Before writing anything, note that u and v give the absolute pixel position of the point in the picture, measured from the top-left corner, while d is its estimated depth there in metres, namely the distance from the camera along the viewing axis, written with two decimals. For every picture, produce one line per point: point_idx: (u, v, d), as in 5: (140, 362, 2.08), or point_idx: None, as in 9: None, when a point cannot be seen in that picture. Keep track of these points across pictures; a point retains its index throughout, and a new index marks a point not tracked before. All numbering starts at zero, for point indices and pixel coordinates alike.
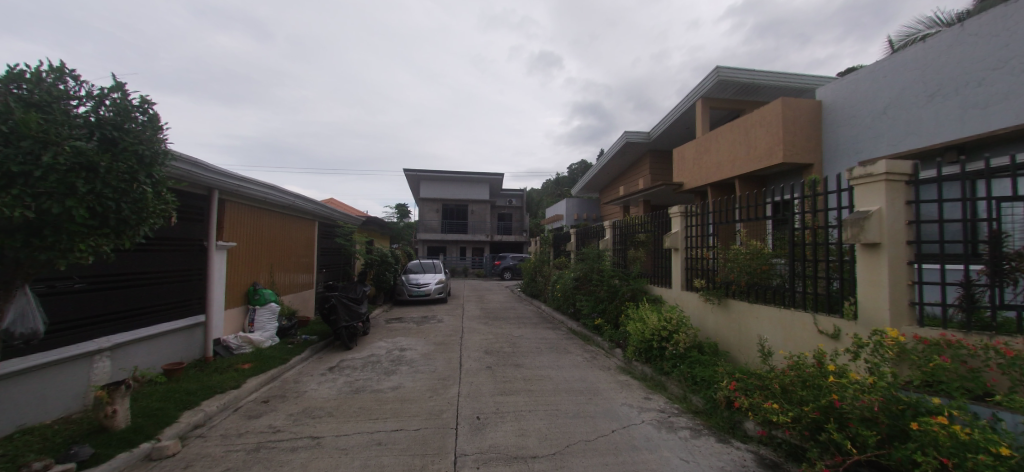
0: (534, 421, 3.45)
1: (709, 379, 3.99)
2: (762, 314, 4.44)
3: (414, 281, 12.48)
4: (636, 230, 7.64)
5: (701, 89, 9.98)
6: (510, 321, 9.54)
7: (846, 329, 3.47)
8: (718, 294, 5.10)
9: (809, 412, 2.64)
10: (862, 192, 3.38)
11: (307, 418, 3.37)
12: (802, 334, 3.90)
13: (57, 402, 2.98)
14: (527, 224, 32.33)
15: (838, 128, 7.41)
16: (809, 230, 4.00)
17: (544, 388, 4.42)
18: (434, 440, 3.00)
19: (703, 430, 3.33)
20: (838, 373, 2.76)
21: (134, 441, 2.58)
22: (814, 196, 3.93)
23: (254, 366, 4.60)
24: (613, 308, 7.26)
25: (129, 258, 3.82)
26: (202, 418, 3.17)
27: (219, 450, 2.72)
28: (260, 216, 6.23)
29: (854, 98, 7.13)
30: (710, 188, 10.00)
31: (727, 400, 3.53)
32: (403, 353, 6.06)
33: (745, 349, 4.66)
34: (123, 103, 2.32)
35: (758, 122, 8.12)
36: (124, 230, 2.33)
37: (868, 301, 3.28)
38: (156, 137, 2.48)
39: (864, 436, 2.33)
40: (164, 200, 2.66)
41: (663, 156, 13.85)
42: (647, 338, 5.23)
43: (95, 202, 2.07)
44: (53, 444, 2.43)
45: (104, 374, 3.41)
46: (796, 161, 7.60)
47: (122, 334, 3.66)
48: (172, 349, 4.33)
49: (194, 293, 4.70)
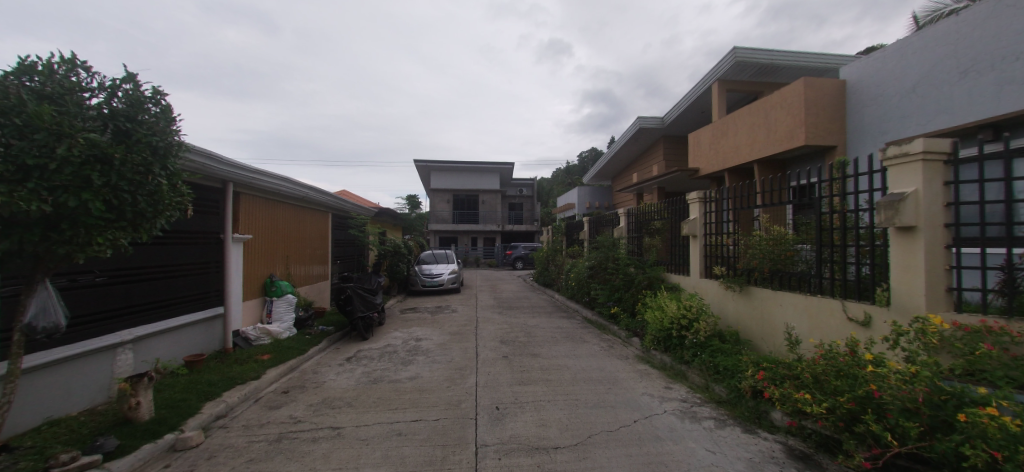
0: (554, 411, 3.40)
1: (732, 369, 3.87)
2: (786, 301, 4.28)
3: (427, 272, 12.53)
4: (652, 217, 7.46)
5: (718, 71, 9.60)
6: (524, 310, 9.49)
7: (878, 316, 3.30)
8: (739, 281, 4.93)
9: (843, 402, 2.52)
10: (896, 173, 3.19)
11: (327, 409, 3.38)
12: (831, 322, 3.73)
13: (82, 394, 3.04)
14: (538, 214, 32.14)
15: (864, 108, 7.06)
16: (837, 214, 3.80)
17: (562, 378, 4.36)
18: (454, 431, 2.97)
19: (728, 420, 3.23)
20: (875, 363, 2.62)
21: (158, 432, 2.62)
22: (844, 178, 3.71)
23: (273, 357, 4.65)
24: (629, 297, 7.14)
25: (148, 251, 3.85)
26: (224, 409, 3.20)
27: (241, 441, 2.74)
28: (273, 209, 6.25)
29: (881, 75, 6.75)
30: (727, 173, 9.70)
31: (753, 389, 3.41)
32: (419, 343, 6.08)
33: (769, 338, 4.51)
34: (136, 94, 2.27)
35: (778, 102, 7.78)
36: (140, 223, 2.31)
37: (902, 287, 3.10)
38: (170, 127, 2.45)
39: (904, 428, 2.19)
40: (179, 193, 2.63)
41: (678, 141, 13.49)
42: (666, 327, 5.11)
43: (112, 195, 2.04)
44: (79, 436, 2.47)
45: (127, 366, 3.47)
46: (819, 143, 7.27)
47: (143, 327, 3.71)
48: (192, 342, 4.40)
49: (212, 286, 4.76)
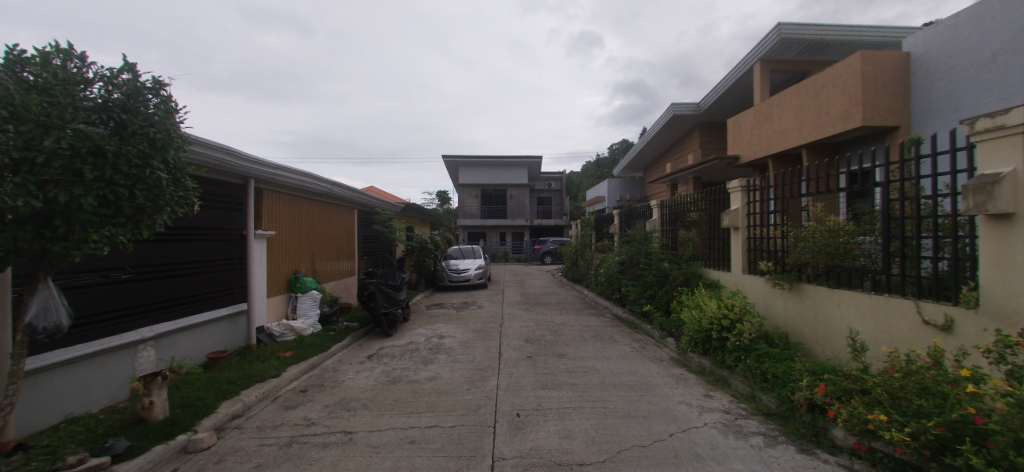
0: (580, 420, 3.13)
1: (783, 377, 3.38)
2: (845, 301, 3.67)
3: (454, 267, 12.49)
4: (687, 209, 6.96)
5: (760, 49, 8.78)
6: (551, 307, 9.21)
7: (961, 321, 2.70)
8: (789, 278, 4.36)
9: (929, 427, 1.95)
10: (987, 150, 2.59)
11: (342, 410, 3.39)
12: (901, 326, 3.13)
13: (102, 392, 3.31)
14: (567, 207, 31.56)
15: (932, 82, 6.08)
16: (909, 201, 3.21)
17: (589, 382, 4.07)
18: (470, 440, 2.77)
19: (780, 437, 2.77)
20: (979, 378, 2.00)
21: (171, 433, 2.80)
22: (905, 162, 3.21)
23: (295, 354, 4.81)
24: (663, 294, 6.69)
25: (169, 248, 4.08)
26: (240, 408, 3.41)
27: (252, 443, 2.83)
28: (298, 205, 6.37)
29: (954, 45, 5.78)
30: (770, 160, 8.91)
31: (810, 402, 2.90)
32: (442, 341, 5.95)
33: (824, 343, 3.94)
34: (133, 85, 2.51)
35: (827, 79, 7.01)
36: (140, 219, 2.52)
37: (996, 288, 2.50)
38: (167, 119, 2.69)
39: (1014, 462, 1.59)
40: (184, 187, 2.88)
41: (715, 128, 12.62)
42: (705, 327, 4.67)
43: (108, 189, 2.26)
44: (94, 436, 2.69)
45: (148, 363, 3.74)
46: (878, 124, 6.38)
47: (165, 324, 3.97)
48: (215, 338, 4.64)
49: (236, 282, 5.01)
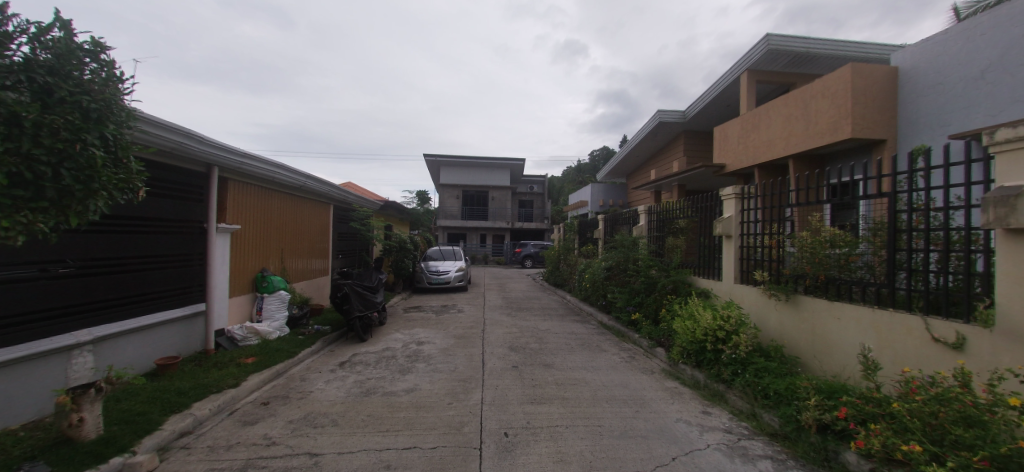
0: (574, 441, 2.86)
1: (786, 394, 3.20)
2: (847, 315, 3.55)
3: (434, 269, 12.05)
4: (675, 216, 6.85)
5: (748, 60, 8.84)
6: (534, 312, 8.92)
7: (974, 339, 2.60)
8: (785, 289, 4.23)
9: (971, 460, 1.78)
10: (1005, 163, 2.48)
11: (309, 428, 3.00)
12: (907, 343, 3.02)
13: (24, 406, 2.80)
14: (549, 211, 31.48)
15: (920, 98, 6.18)
16: (917, 214, 3.09)
17: (580, 396, 3.81)
18: (454, 465, 2.45)
19: (788, 461, 2.58)
20: (1023, 407, 1.85)
21: (103, 455, 2.35)
22: (911, 173, 3.10)
23: (258, 361, 4.35)
24: (651, 302, 6.52)
25: (112, 240, 3.61)
26: (190, 424, 2.97)
27: (200, 467, 2.42)
28: (268, 197, 5.88)
29: (942, 62, 5.89)
30: (756, 170, 8.94)
31: (818, 423, 2.74)
32: (420, 347, 5.58)
33: (823, 358, 3.82)
34: (66, 44, 2.08)
35: (816, 92, 7.06)
36: (69, 204, 2.09)
37: (1016, 305, 2.37)
38: (107, 87, 2.26)
39: None
40: (126, 169, 2.45)
41: (700, 137, 12.72)
42: (699, 339, 4.49)
43: (23, 167, 1.84)
44: (8, 458, 2.24)
45: (83, 372, 3.24)
46: (866, 137, 6.44)
47: (106, 327, 3.48)
48: (165, 343, 4.14)
49: (193, 280, 4.51)
